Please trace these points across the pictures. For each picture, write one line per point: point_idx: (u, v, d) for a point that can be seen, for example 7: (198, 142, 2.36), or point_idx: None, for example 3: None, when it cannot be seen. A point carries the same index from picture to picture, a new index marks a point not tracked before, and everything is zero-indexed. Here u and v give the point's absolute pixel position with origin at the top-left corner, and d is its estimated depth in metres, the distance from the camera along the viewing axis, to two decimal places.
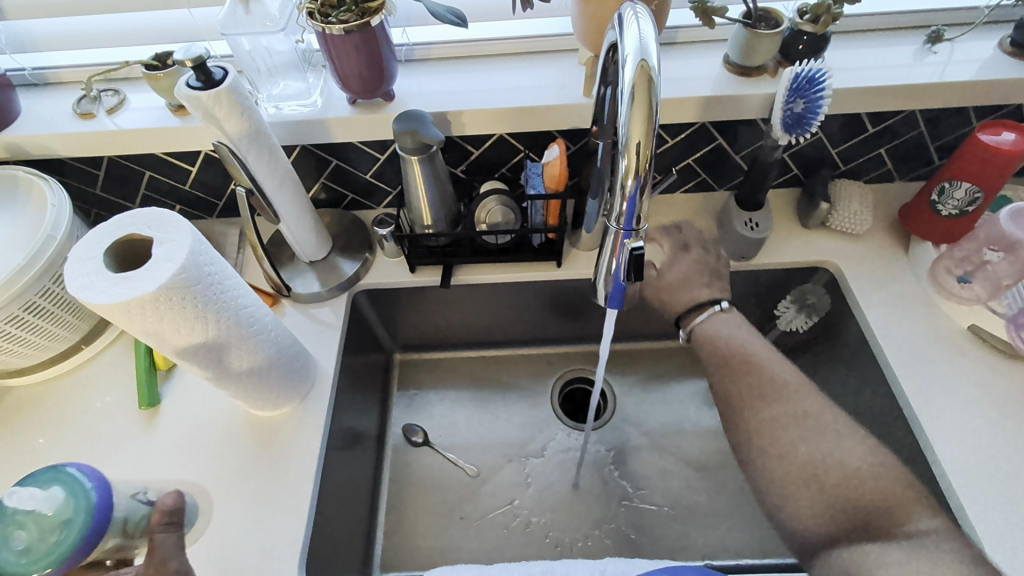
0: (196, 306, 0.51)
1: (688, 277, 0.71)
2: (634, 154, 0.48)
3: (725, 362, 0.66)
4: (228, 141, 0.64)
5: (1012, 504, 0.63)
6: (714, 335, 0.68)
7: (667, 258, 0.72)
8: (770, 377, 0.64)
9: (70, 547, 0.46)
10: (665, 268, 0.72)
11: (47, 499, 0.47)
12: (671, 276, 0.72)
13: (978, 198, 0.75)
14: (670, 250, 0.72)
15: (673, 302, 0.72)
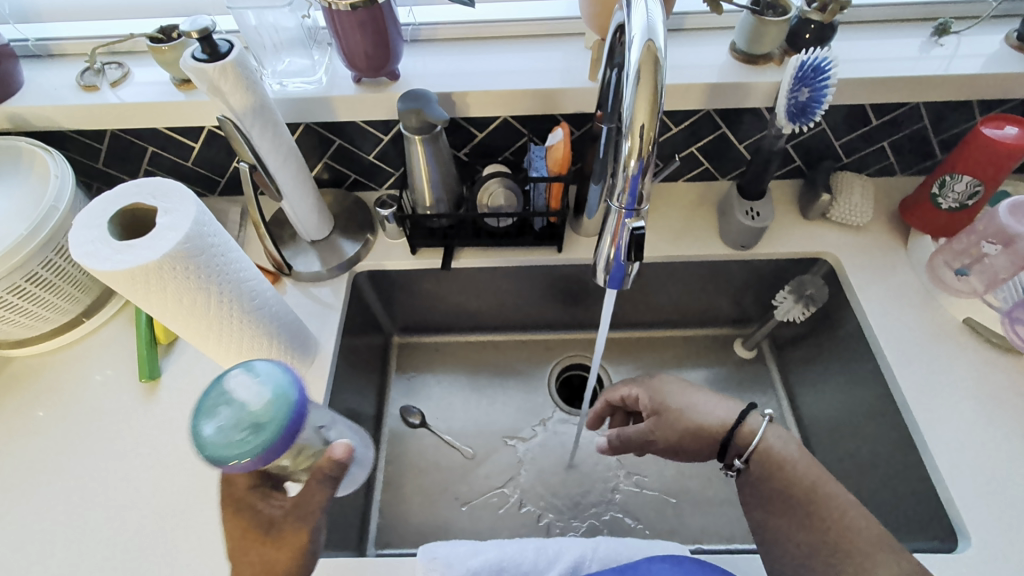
0: (199, 277, 0.51)
1: (702, 408, 0.65)
2: (637, 137, 0.48)
3: (785, 489, 0.59)
4: (233, 115, 0.64)
5: (999, 494, 0.65)
6: (773, 450, 0.61)
7: (666, 398, 0.67)
8: (827, 483, 0.58)
9: (256, 451, 0.43)
10: (671, 409, 0.66)
11: (252, 392, 0.45)
12: (687, 412, 0.65)
13: (978, 191, 0.75)
14: (660, 389, 0.68)
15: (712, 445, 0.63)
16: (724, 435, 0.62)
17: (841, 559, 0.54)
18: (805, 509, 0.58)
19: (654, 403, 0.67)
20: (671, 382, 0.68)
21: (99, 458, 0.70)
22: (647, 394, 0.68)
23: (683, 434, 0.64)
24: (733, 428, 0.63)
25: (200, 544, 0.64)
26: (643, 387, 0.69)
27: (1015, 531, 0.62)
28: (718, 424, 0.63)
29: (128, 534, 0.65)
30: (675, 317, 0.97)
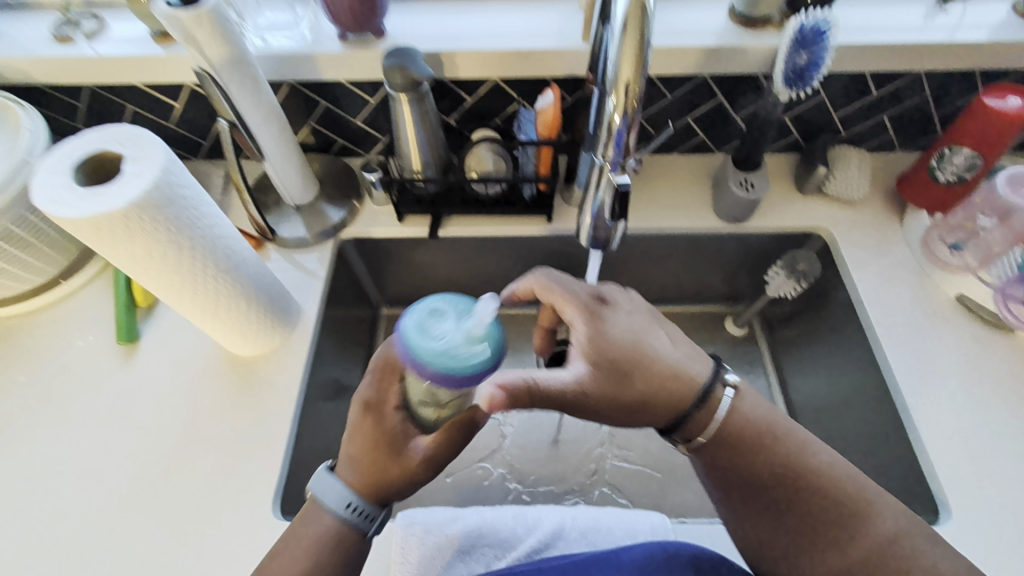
0: (169, 229, 0.51)
1: (660, 370, 0.55)
2: (622, 92, 0.49)
3: (761, 472, 0.56)
4: (211, 68, 0.62)
5: (984, 469, 0.64)
6: (741, 429, 0.57)
7: (617, 350, 0.55)
8: (807, 458, 0.56)
9: (451, 369, 0.46)
10: (618, 364, 0.54)
11: (483, 321, 0.48)
12: (641, 377, 0.54)
13: (977, 165, 0.74)
14: (611, 333, 0.56)
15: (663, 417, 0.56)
16: (685, 412, 0.56)
17: (828, 542, 0.54)
18: (762, 478, 0.56)
19: (598, 351, 0.54)
20: (625, 326, 0.57)
21: (76, 420, 0.69)
22: (593, 334, 0.56)
23: (624, 404, 0.54)
24: (692, 405, 0.56)
25: (177, 505, 0.64)
26: (591, 326, 0.56)
27: (997, 506, 0.62)
28: (677, 392, 0.55)
29: (105, 495, 0.64)
30: (667, 293, 0.96)
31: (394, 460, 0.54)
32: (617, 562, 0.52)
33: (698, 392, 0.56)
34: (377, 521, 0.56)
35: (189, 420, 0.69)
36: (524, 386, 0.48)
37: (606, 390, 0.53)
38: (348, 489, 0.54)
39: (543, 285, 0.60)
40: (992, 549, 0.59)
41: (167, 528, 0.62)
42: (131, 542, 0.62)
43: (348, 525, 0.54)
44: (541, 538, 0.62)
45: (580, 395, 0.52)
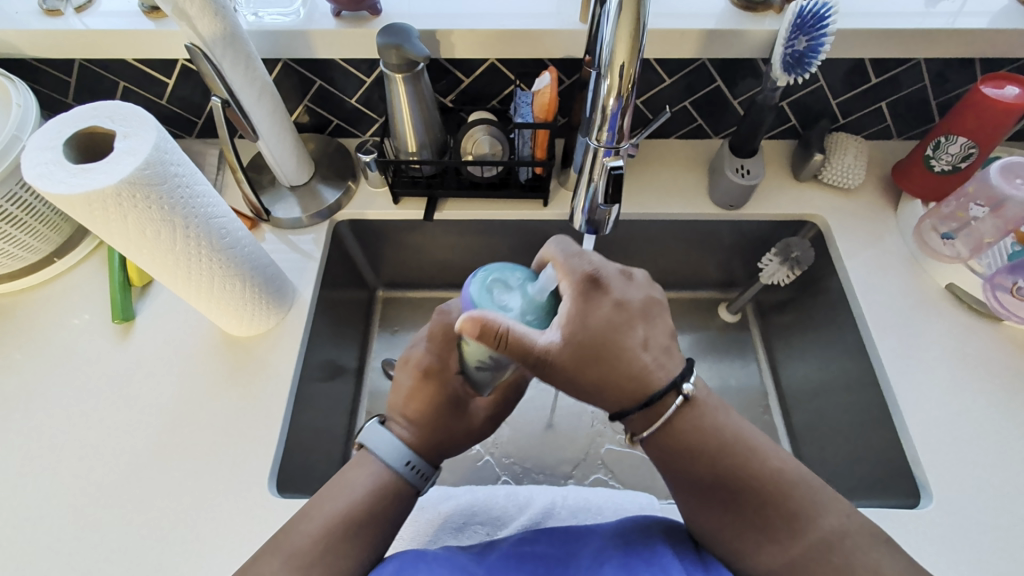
0: (161, 207, 0.50)
1: (625, 364, 0.50)
2: (617, 75, 0.49)
3: (704, 474, 0.52)
4: (202, 44, 0.60)
5: (966, 454, 0.66)
6: (688, 431, 0.52)
7: (586, 335, 0.50)
8: (753, 463, 0.51)
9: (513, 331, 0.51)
10: (584, 347, 0.50)
11: (547, 289, 0.52)
12: (600, 365, 0.50)
13: (972, 154, 0.74)
14: (590, 317, 0.50)
15: (611, 402, 0.52)
16: (633, 406, 0.51)
17: (772, 543, 0.50)
18: (710, 480, 0.52)
19: (569, 329, 0.50)
20: (609, 312, 0.51)
21: (73, 397, 0.70)
22: (575, 312, 0.50)
23: (570, 384, 0.51)
24: (635, 406, 0.51)
25: (175, 481, 0.65)
26: (575, 302, 0.50)
27: (978, 490, 0.63)
28: (632, 387, 0.51)
29: (103, 471, 0.65)
30: (662, 279, 0.96)
31: (454, 419, 0.59)
32: (606, 538, 0.54)
33: (651, 395, 0.51)
34: (431, 479, 0.59)
35: (186, 398, 0.70)
36: (497, 330, 0.47)
37: (558, 367, 0.50)
38: (408, 448, 0.57)
39: (558, 248, 0.53)
40: (969, 530, 0.61)
41: (165, 502, 0.63)
42: (129, 516, 0.63)
43: (403, 481, 0.56)
44: (532, 516, 0.63)
45: (535, 364, 0.50)
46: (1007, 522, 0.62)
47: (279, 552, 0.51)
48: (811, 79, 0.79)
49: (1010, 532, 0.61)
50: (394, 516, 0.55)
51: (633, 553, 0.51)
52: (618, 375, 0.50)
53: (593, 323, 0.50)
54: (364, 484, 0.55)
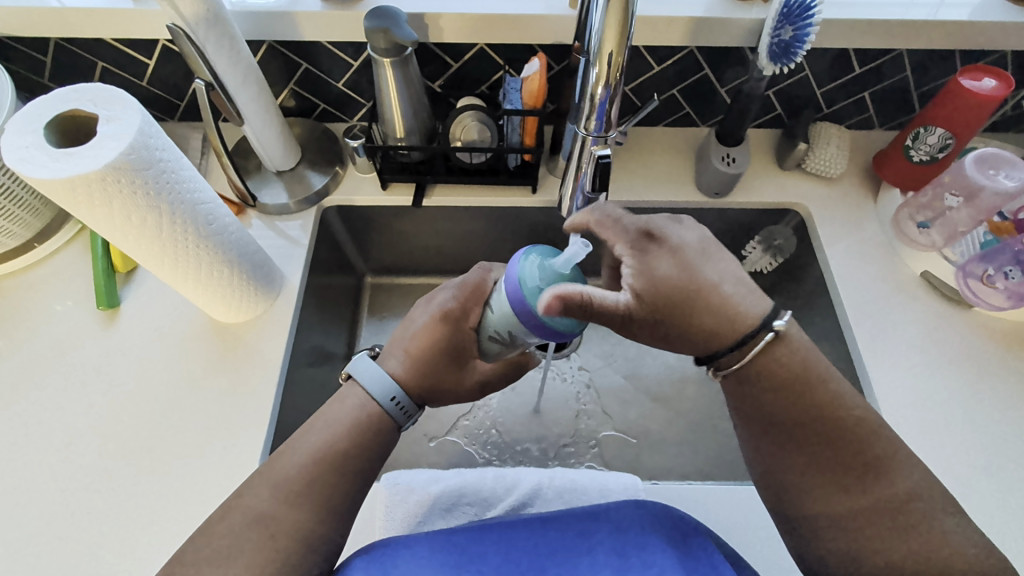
0: (147, 192, 0.50)
1: (704, 304, 0.52)
2: (605, 64, 0.50)
3: (780, 407, 0.53)
4: (185, 25, 0.60)
5: (934, 435, 0.68)
6: (777, 368, 0.52)
7: (661, 285, 0.51)
8: (839, 410, 0.52)
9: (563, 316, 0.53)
10: (659, 296, 0.51)
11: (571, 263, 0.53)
12: (681, 312, 0.52)
13: (949, 145, 0.76)
14: (653, 268, 0.52)
15: (703, 342, 0.53)
16: (727, 343, 0.52)
17: (851, 493, 0.52)
18: (798, 422, 0.53)
19: (643, 286, 0.51)
20: (672, 263, 0.52)
21: (56, 384, 0.69)
22: (638, 270, 0.52)
23: (655, 328, 0.52)
24: (727, 347, 0.53)
25: (164, 465, 0.65)
26: (638, 264, 0.52)
27: (942, 466, 0.67)
28: (721, 324, 0.52)
29: (92, 458, 0.65)
30: None
31: (449, 370, 0.60)
32: (597, 521, 0.56)
33: (743, 337, 0.52)
34: (413, 419, 0.60)
35: (174, 384, 0.70)
36: (576, 299, 0.48)
37: (642, 318, 0.52)
38: (396, 385, 0.59)
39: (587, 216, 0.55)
40: None
41: (154, 485, 0.64)
42: (118, 501, 0.63)
43: (387, 415, 0.58)
44: (520, 497, 0.65)
45: (618, 321, 0.51)
46: (968, 497, 0.65)
47: (266, 483, 0.53)
48: (797, 68, 0.80)
49: (971, 506, 0.64)
50: (370, 453, 0.57)
51: (625, 543, 0.54)
52: (703, 316, 0.52)
53: (662, 274, 0.51)
54: (348, 414, 0.57)
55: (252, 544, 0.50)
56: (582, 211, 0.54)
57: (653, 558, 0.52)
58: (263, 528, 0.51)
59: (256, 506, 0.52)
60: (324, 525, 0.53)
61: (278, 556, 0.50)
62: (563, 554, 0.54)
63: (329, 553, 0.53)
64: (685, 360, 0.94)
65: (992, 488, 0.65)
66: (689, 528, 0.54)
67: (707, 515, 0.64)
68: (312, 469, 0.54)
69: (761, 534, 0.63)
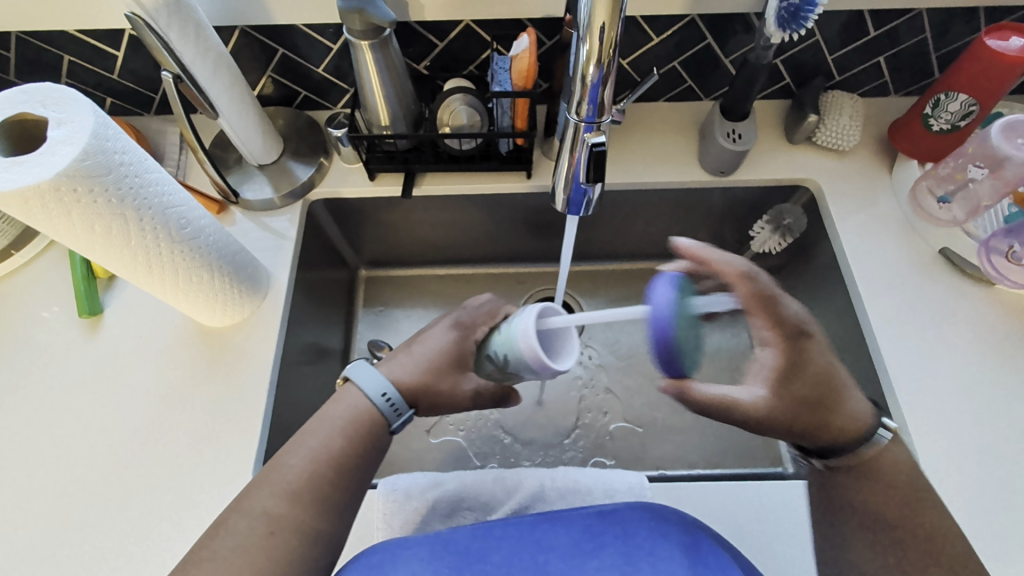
0: (110, 201, 0.47)
1: (835, 405, 0.53)
2: (597, 39, 0.43)
3: (889, 509, 0.52)
4: (143, 13, 0.55)
5: (953, 420, 0.65)
6: (889, 470, 0.53)
7: (803, 388, 0.52)
8: (942, 518, 0.51)
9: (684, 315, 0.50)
10: (803, 397, 0.52)
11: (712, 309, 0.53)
12: (816, 412, 0.52)
13: (972, 112, 0.71)
14: (796, 368, 0.53)
15: (826, 437, 0.53)
16: (843, 444, 0.53)
17: None
18: (889, 527, 0.52)
19: (780, 387, 0.52)
20: (819, 360, 0.53)
21: (43, 395, 0.68)
22: (778, 362, 0.53)
23: (789, 428, 0.53)
24: (847, 441, 0.53)
25: (155, 473, 0.64)
26: (781, 359, 0.53)
27: (962, 452, 0.64)
28: (849, 426, 0.53)
29: (82, 470, 0.64)
30: (655, 249, 0.95)
31: (445, 375, 0.59)
32: (602, 521, 0.54)
33: (864, 433, 0.53)
34: (404, 417, 0.57)
35: (163, 391, 0.68)
36: (698, 397, 0.50)
37: (774, 418, 0.52)
38: (389, 380, 0.58)
39: (757, 290, 0.53)
40: (951, 494, 0.61)
41: (144, 495, 0.62)
42: (112, 515, 0.62)
43: (378, 412, 0.56)
44: (520, 500, 0.63)
45: (748, 421, 0.52)
46: (989, 485, 0.62)
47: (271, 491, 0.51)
48: (807, 33, 0.74)
49: (991, 495, 0.62)
50: (367, 452, 0.55)
51: (632, 544, 0.52)
52: (835, 417, 0.53)
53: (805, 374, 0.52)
54: (344, 414, 0.56)
55: (255, 544, 0.48)
56: (735, 265, 0.53)
57: (663, 557, 0.50)
58: (266, 524, 0.49)
59: (254, 508, 0.50)
60: (328, 523, 0.51)
61: (270, 555, 0.48)
62: (564, 550, 0.52)
63: (332, 553, 0.51)
64: None
65: (1017, 474, 0.62)
66: (696, 533, 0.52)
67: (715, 509, 0.62)
68: (314, 471, 0.52)
69: (770, 528, 0.61)
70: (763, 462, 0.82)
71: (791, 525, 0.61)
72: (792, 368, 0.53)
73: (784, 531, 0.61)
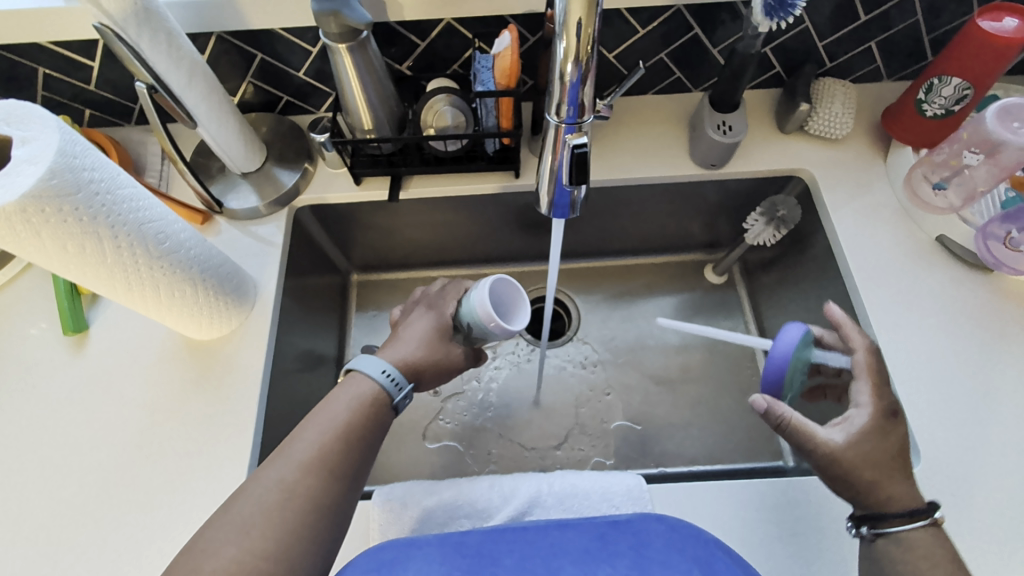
0: (80, 220, 0.46)
1: (894, 474, 0.52)
2: (574, 35, 0.41)
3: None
4: (112, 24, 0.54)
5: (955, 412, 0.64)
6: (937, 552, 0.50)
7: (877, 452, 0.52)
8: None
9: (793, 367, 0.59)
10: (876, 457, 0.52)
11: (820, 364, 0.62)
12: (877, 474, 0.52)
13: (966, 96, 0.69)
14: (881, 435, 0.53)
15: (874, 499, 0.52)
16: (889, 511, 0.52)
17: None
18: None
19: (865, 441, 0.53)
20: (897, 437, 0.53)
21: (29, 416, 0.67)
22: (869, 424, 0.53)
23: (842, 476, 0.52)
24: (897, 513, 0.51)
25: (147, 490, 0.63)
26: (875, 419, 0.54)
27: (965, 445, 0.63)
28: (897, 496, 0.52)
29: (72, 491, 0.63)
30: (649, 243, 0.94)
31: (438, 346, 0.62)
32: (617, 531, 0.54)
33: (919, 511, 0.51)
34: (405, 391, 0.58)
35: (153, 407, 0.67)
36: (780, 417, 0.54)
37: (841, 460, 0.52)
38: (388, 362, 0.59)
39: (875, 356, 0.58)
40: (954, 487, 0.60)
41: (137, 512, 0.62)
42: (102, 536, 0.61)
43: (380, 389, 0.56)
44: (517, 507, 0.62)
45: (817, 458, 0.53)
46: (992, 477, 0.61)
47: None
48: (796, 20, 0.73)
49: (996, 488, 0.60)
50: (373, 428, 0.55)
51: (647, 555, 0.51)
52: (893, 486, 0.52)
53: (883, 441, 0.53)
54: (350, 392, 0.56)
55: (272, 509, 0.47)
56: (863, 336, 0.59)
57: (677, 567, 0.49)
58: (280, 491, 0.48)
59: (268, 476, 0.49)
60: (335, 489, 0.50)
61: (284, 520, 0.47)
62: (577, 555, 0.50)
63: (338, 531, 0.50)
64: (687, 340, 0.91)
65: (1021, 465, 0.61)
66: (712, 550, 0.51)
67: (715, 508, 0.61)
68: (328, 443, 0.52)
69: (772, 526, 0.60)
70: (763, 456, 0.82)
71: (793, 522, 0.60)
72: (873, 433, 0.53)
73: (785, 529, 0.60)
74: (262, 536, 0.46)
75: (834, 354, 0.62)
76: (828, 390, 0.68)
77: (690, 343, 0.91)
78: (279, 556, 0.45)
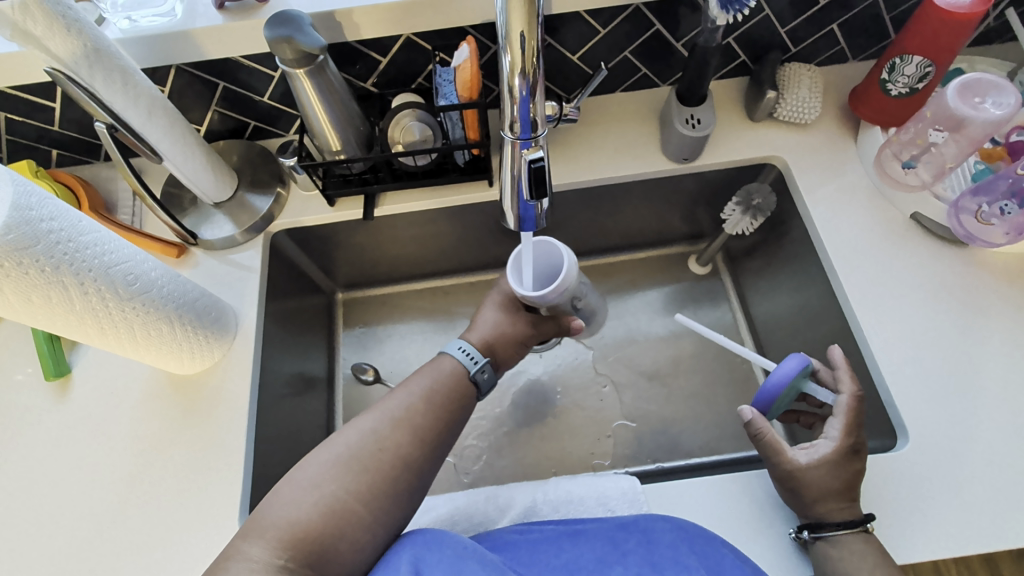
0: (43, 271, 0.46)
1: (844, 494, 0.56)
2: (518, 49, 0.41)
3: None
4: (62, 66, 0.54)
5: (940, 389, 0.64)
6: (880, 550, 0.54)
7: (833, 478, 0.56)
8: None
9: (787, 392, 0.62)
10: (832, 481, 0.56)
11: (818, 394, 0.63)
12: (827, 493, 0.56)
13: (928, 73, 0.69)
14: (841, 464, 0.57)
15: (821, 509, 0.56)
16: (831, 520, 0.56)
17: None
18: None
19: (823, 468, 0.57)
20: (851, 471, 0.57)
21: (16, 466, 0.66)
22: (832, 454, 0.57)
23: (791, 487, 0.57)
24: (836, 522, 0.56)
25: (141, 531, 0.62)
26: (837, 453, 0.57)
27: (952, 421, 0.63)
28: (840, 510, 0.56)
29: (63, 540, 0.62)
30: (631, 239, 0.94)
31: (505, 320, 0.67)
32: (625, 531, 0.56)
33: (855, 520, 0.56)
34: (480, 365, 0.62)
35: (141, 447, 0.66)
36: (756, 429, 0.60)
37: (799, 474, 0.57)
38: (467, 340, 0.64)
39: (860, 402, 0.60)
40: (944, 465, 0.61)
41: (133, 553, 0.61)
42: None
43: (452, 359, 0.62)
44: (513, 518, 0.62)
45: (778, 471, 0.58)
46: (981, 452, 0.61)
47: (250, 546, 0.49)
48: (756, 10, 0.73)
49: (985, 462, 0.61)
50: (460, 405, 0.59)
51: (657, 552, 0.53)
52: (840, 503, 0.56)
53: (841, 470, 0.57)
54: (443, 368, 0.61)
55: (366, 454, 0.53)
56: (851, 380, 0.61)
57: (684, 567, 0.51)
58: (373, 440, 0.54)
59: (363, 424, 0.55)
60: (421, 453, 0.55)
61: (375, 467, 0.53)
62: (592, 567, 0.53)
63: (422, 486, 0.55)
64: (675, 333, 0.91)
65: (1010, 437, 0.62)
66: (717, 547, 0.53)
67: (710, 504, 0.61)
68: (416, 405, 0.57)
69: (767, 516, 0.60)
70: None
71: (788, 511, 0.60)
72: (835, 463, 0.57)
73: (781, 518, 0.60)
74: (358, 482, 0.52)
75: (825, 390, 0.63)
76: (801, 416, 0.69)
77: (679, 336, 0.91)
78: (370, 499, 0.51)
